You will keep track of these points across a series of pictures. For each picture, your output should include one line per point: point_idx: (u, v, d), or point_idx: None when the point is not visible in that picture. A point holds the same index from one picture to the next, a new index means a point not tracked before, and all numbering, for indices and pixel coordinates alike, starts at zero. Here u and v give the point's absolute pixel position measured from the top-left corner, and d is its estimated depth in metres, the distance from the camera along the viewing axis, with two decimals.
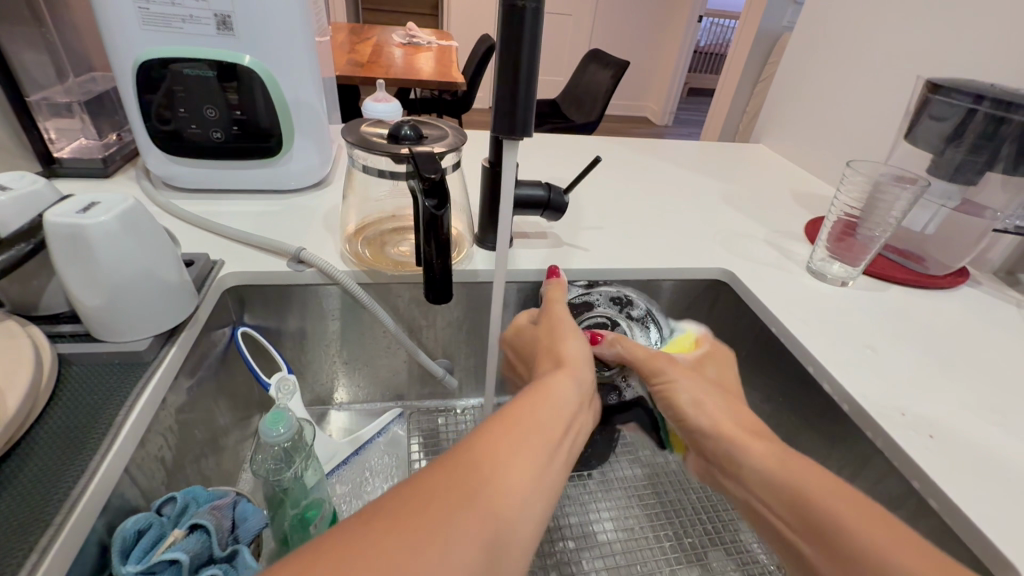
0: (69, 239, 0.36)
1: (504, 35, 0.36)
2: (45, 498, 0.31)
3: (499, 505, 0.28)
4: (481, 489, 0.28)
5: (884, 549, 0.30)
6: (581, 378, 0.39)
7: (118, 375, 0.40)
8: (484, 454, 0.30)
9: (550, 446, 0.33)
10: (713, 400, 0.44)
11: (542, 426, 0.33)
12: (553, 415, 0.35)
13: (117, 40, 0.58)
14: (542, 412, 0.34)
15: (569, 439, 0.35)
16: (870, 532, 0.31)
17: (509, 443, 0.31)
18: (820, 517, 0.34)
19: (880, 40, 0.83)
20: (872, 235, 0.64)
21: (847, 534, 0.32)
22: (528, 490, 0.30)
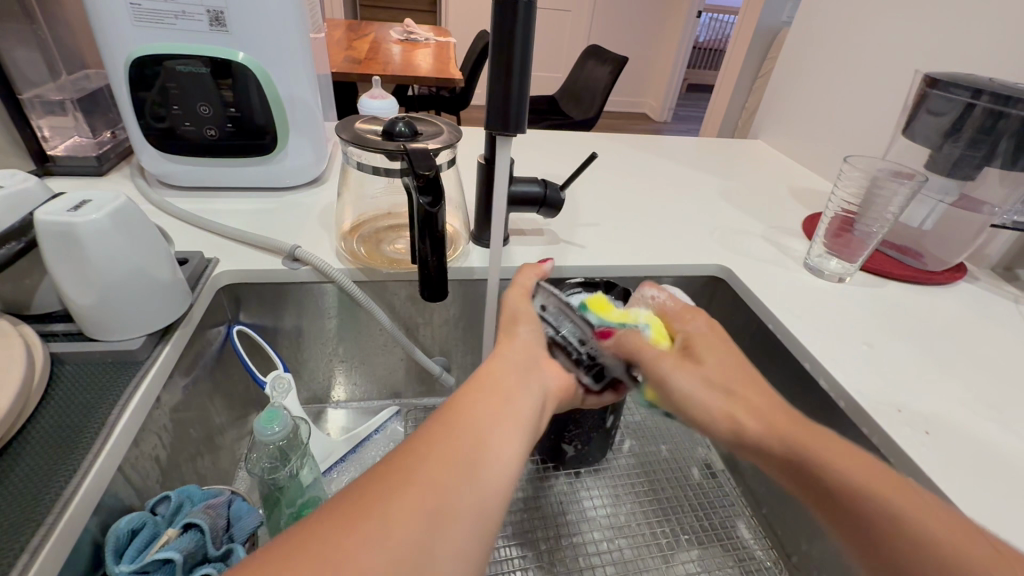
0: (60, 237, 0.36)
1: (497, 29, 0.35)
2: (36, 498, 0.31)
3: (443, 475, 0.29)
4: (419, 465, 0.29)
5: (841, 462, 0.33)
6: (524, 357, 0.40)
7: (111, 374, 0.40)
8: (425, 434, 0.31)
9: (495, 417, 0.34)
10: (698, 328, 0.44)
11: (482, 402, 0.34)
12: (495, 390, 0.36)
13: (110, 37, 0.57)
14: (484, 390, 0.35)
15: (521, 408, 0.36)
16: (830, 453, 0.34)
17: (450, 421, 0.32)
18: (780, 445, 0.36)
19: (878, 34, 0.82)
20: (869, 231, 0.63)
21: (811, 457, 0.34)
22: (478, 462, 0.31)
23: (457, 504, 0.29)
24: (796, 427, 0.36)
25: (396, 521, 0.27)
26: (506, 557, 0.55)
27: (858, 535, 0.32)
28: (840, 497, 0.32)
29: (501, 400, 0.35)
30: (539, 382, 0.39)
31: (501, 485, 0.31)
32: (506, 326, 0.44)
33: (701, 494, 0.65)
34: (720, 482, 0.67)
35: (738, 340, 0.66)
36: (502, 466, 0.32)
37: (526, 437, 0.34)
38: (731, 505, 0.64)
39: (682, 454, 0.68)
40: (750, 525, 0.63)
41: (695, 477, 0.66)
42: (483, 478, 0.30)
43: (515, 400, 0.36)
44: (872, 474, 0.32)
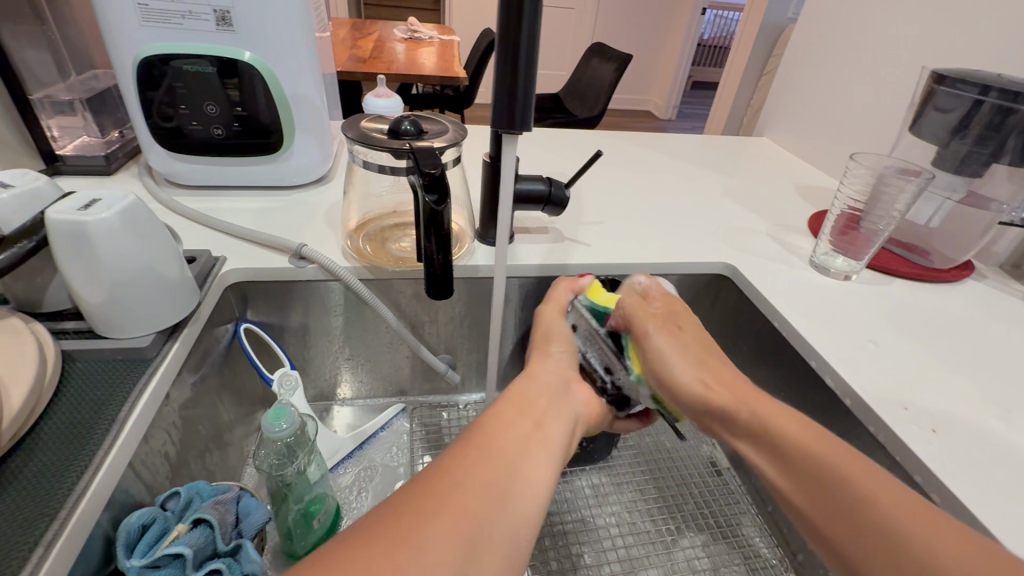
0: (70, 235, 0.36)
1: (503, 28, 0.36)
2: (49, 493, 0.32)
3: (490, 482, 0.31)
4: (469, 470, 0.31)
5: (809, 441, 0.35)
6: (554, 384, 0.42)
7: (121, 371, 0.41)
8: (470, 444, 0.33)
9: (530, 433, 0.36)
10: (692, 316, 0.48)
11: (519, 421, 0.36)
12: (528, 411, 0.38)
13: (118, 37, 0.58)
14: (523, 410, 0.37)
15: (552, 430, 0.38)
16: (802, 435, 0.36)
17: (491, 435, 0.34)
18: (753, 425, 0.38)
19: (884, 30, 0.82)
20: (876, 228, 0.63)
21: (783, 437, 0.36)
22: (520, 472, 0.32)
23: (503, 506, 0.30)
24: (771, 409, 0.38)
25: (450, 519, 0.28)
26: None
27: (820, 511, 0.33)
28: (808, 474, 0.34)
29: (521, 441, 0.34)
30: (569, 408, 0.41)
31: (539, 494, 0.33)
32: (540, 346, 0.47)
33: (707, 491, 0.65)
34: (725, 478, 0.67)
35: (743, 338, 0.66)
36: (541, 480, 0.33)
37: (559, 458, 0.36)
38: (736, 502, 0.64)
39: (688, 451, 0.68)
40: (756, 523, 0.63)
41: (701, 475, 0.66)
42: (523, 486, 0.32)
43: (547, 421, 0.38)
44: (837, 455, 0.34)
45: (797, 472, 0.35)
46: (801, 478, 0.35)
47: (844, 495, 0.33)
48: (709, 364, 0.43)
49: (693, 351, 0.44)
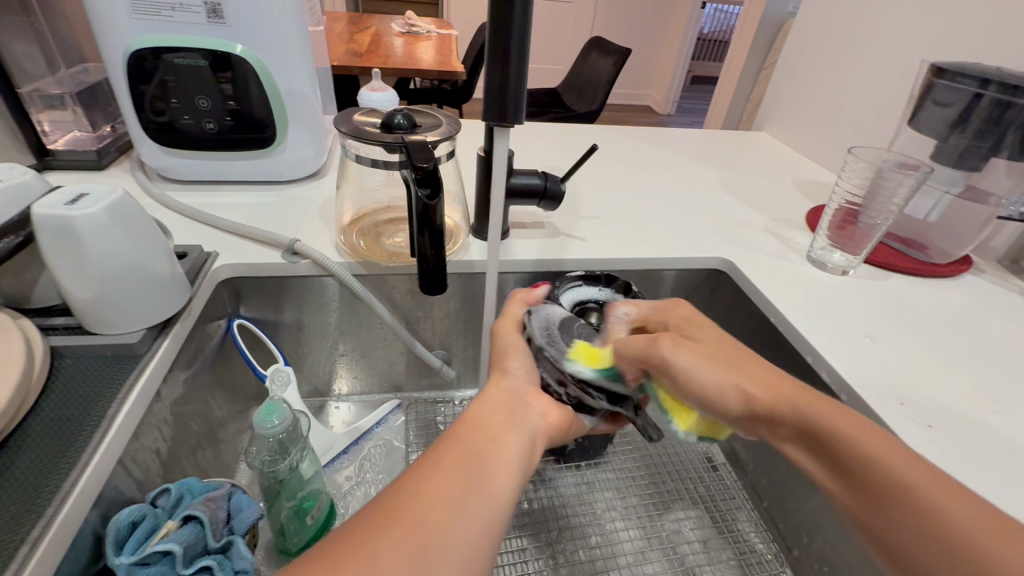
0: (57, 230, 0.36)
1: (493, 18, 0.35)
2: (35, 491, 0.31)
3: (430, 514, 0.29)
4: (407, 504, 0.30)
5: (868, 444, 0.34)
6: (511, 400, 0.40)
7: (111, 368, 0.40)
8: (407, 474, 0.32)
9: (480, 457, 0.34)
10: (686, 316, 0.46)
11: (468, 444, 0.34)
12: (479, 433, 0.36)
13: (108, 30, 0.57)
14: (471, 435, 0.35)
15: (508, 449, 0.35)
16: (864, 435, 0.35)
17: (435, 462, 0.32)
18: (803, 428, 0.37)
19: (884, 23, 0.81)
20: (874, 223, 0.62)
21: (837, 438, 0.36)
22: (464, 501, 0.31)
23: (442, 537, 0.29)
24: (824, 407, 0.37)
25: (387, 561, 0.27)
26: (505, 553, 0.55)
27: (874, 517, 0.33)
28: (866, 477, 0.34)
29: (475, 459, 0.33)
30: (526, 421, 0.39)
31: (486, 521, 0.31)
32: (497, 364, 0.44)
33: (703, 487, 0.64)
34: (721, 474, 0.67)
35: (740, 333, 0.66)
36: (488, 504, 0.31)
37: (515, 478, 0.34)
38: (733, 498, 0.64)
39: (683, 447, 0.68)
40: (752, 518, 0.62)
41: (696, 470, 0.66)
42: (469, 514, 0.30)
43: (499, 439, 0.35)
44: (900, 459, 0.33)
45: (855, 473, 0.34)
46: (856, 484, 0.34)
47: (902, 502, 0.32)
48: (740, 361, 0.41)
49: (712, 354, 0.41)
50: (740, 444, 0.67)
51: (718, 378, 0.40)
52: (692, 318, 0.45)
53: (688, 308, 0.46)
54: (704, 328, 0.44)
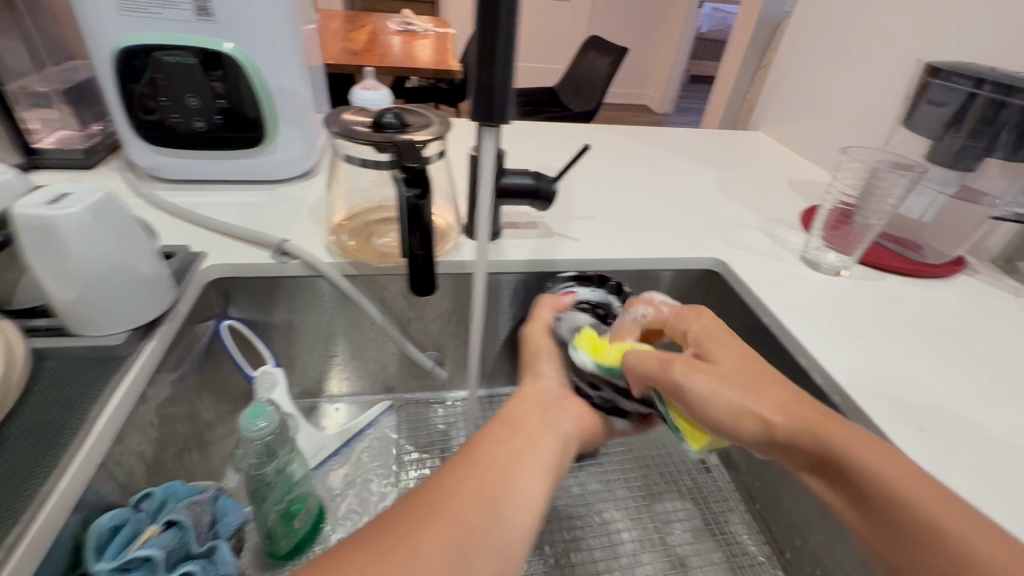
0: (39, 230, 0.35)
1: (480, 17, 0.34)
2: (13, 496, 0.31)
3: (476, 512, 0.30)
4: (452, 502, 0.30)
5: (877, 464, 0.33)
6: (543, 404, 0.42)
7: (93, 370, 0.40)
8: (452, 471, 0.32)
9: (518, 453, 0.35)
10: (705, 328, 0.44)
11: (507, 442, 0.36)
12: (518, 431, 0.37)
13: (96, 26, 0.56)
14: (513, 438, 0.36)
15: (544, 452, 0.37)
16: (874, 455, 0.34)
17: (476, 454, 0.34)
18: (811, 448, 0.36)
19: (879, 23, 0.81)
20: (868, 223, 0.62)
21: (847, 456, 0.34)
22: (507, 502, 0.32)
23: (485, 535, 0.30)
24: (835, 426, 0.36)
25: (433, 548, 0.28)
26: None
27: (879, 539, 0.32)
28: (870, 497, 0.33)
29: (519, 448, 0.35)
30: (559, 427, 0.40)
31: (525, 524, 0.32)
32: (530, 367, 0.47)
33: (697, 489, 0.64)
34: (714, 476, 0.66)
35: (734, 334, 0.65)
36: (529, 505, 0.32)
37: (550, 478, 0.35)
38: (726, 500, 0.64)
39: (678, 448, 0.68)
40: (745, 520, 0.62)
41: (690, 472, 0.66)
42: (511, 515, 0.31)
43: (537, 442, 0.37)
44: (910, 483, 0.32)
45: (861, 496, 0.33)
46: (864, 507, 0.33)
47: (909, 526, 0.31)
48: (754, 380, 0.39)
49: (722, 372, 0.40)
50: (733, 446, 0.67)
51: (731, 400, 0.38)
52: (710, 332, 0.44)
53: (708, 321, 0.45)
54: (721, 346, 0.42)
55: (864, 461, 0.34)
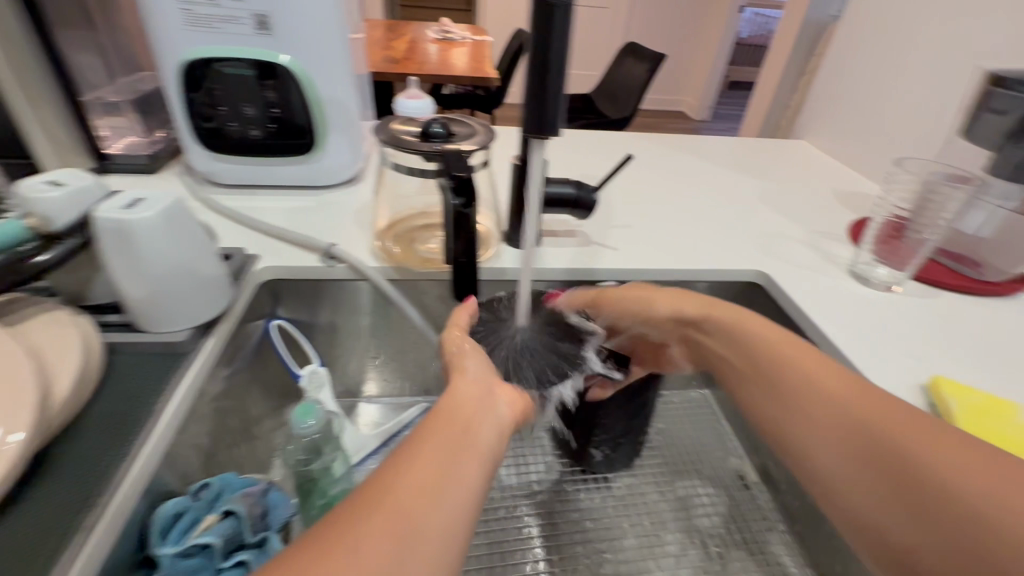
0: (116, 233, 0.38)
1: (536, 34, 0.36)
2: (91, 481, 0.33)
3: (400, 507, 0.28)
4: (388, 499, 0.28)
5: (930, 464, 0.34)
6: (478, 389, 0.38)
7: (160, 364, 0.42)
8: (387, 472, 0.30)
9: (454, 450, 0.32)
10: (725, 318, 0.49)
11: (442, 439, 0.33)
12: (451, 425, 0.34)
13: (164, 41, 0.60)
14: (440, 426, 0.34)
15: (482, 441, 0.34)
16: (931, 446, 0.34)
17: (408, 458, 0.31)
18: (838, 483, 0.38)
19: (935, 29, 0.78)
20: (921, 238, 0.60)
21: (896, 458, 0.35)
22: (437, 491, 0.30)
23: (420, 534, 0.28)
24: (884, 420, 0.37)
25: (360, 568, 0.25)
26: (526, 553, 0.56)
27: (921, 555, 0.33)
28: (920, 508, 0.33)
29: (451, 444, 0.33)
30: (496, 410, 0.37)
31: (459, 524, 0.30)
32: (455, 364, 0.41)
33: (734, 506, 0.63)
34: (753, 493, 0.65)
35: None
36: (460, 491, 0.31)
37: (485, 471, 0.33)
38: (765, 519, 0.62)
39: (715, 463, 0.67)
40: (785, 540, 0.60)
41: (728, 489, 0.65)
42: (444, 503, 0.30)
43: (470, 430, 0.34)
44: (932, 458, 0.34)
45: (930, 523, 0.32)
46: (907, 547, 0.34)
47: (978, 544, 0.30)
48: (853, 382, 0.41)
49: (786, 398, 0.43)
50: (773, 464, 0.65)
51: (817, 416, 0.41)
52: (731, 319, 0.49)
53: (724, 307, 0.50)
54: (754, 326, 0.48)
55: (877, 441, 0.37)
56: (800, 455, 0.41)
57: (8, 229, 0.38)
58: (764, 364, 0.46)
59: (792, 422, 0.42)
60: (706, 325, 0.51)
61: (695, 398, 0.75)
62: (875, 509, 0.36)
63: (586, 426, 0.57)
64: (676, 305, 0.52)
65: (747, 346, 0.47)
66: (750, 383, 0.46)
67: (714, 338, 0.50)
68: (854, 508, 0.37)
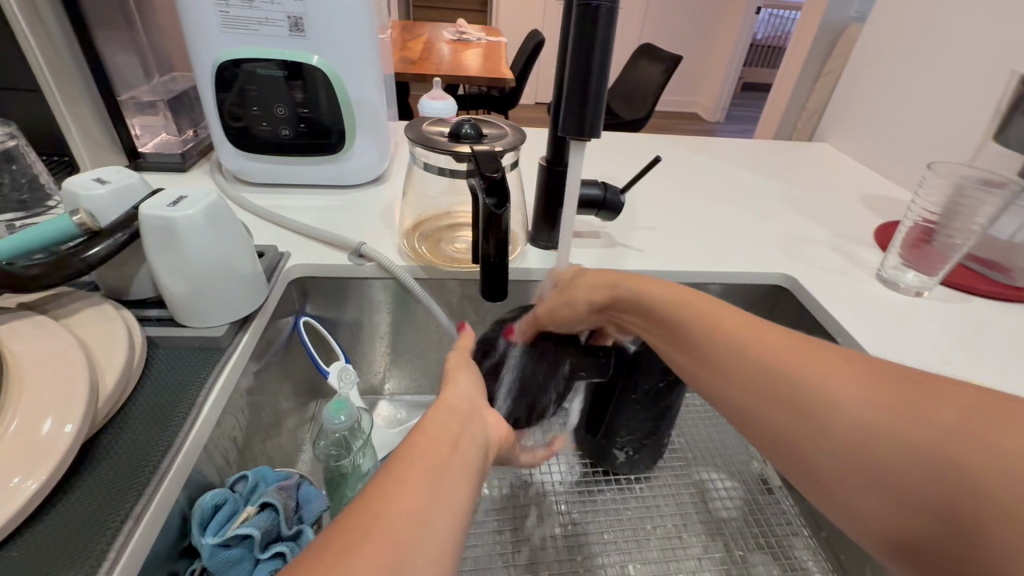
0: (161, 230, 0.39)
1: (579, 34, 0.38)
2: (136, 471, 0.34)
3: (389, 532, 0.25)
4: (375, 526, 0.25)
5: (867, 413, 0.32)
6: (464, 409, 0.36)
7: (198, 357, 0.43)
8: (373, 490, 0.27)
9: (443, 466, 0.30)
10: (632, 291, 0.47)
11: (430, 455, 0.31)
12: (438, 442, 0.32)
13: (200, 42, 0.61)
14: (425, 448, 0.31)
15: (469, 462, 0.32)
16: (864, 390, 0.32)
17: (398, 475, 0.28)
18: (790, 442, 0.35)
19: (966, 32, 0.77)
20: (952, 243, 0.59)
21: (833, 407, 0.33)
22: (429, 515, 0.27)
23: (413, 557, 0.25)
24: (811, 368, 0.35)
25: None
26: (546, 555, 0.56)
27: (875, 499, 0.31)
28: (876, 453, 0.31)
29: (439, 460, 0.30)
30: (482, 434, 0.35)
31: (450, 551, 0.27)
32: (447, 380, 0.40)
33: (757, 510, 0.63)
34: (777, 498, 0.65)
35: None
36: (451, 514, 0.28)
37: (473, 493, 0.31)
38: (788, 523, 0.62)
39: (738, 466, 0.67)
40: (809, 545, 0.60)
41: (751, 493, 0.64)
42: (437, 525, 0.27)
43: (458, 454, 0.32)
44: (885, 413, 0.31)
45: (905, 485, 0.30)
46: (886, 513, 0.31)
47: (945, 476, 0.28)
48: (773, 335, 0.38)
49: (711, 359, 0.40)
50: None
51: (745, 375, 0.37)
52: (639, 289, 0.47)
53: (629, 281, 0.47)
54: (656, 288, 0.46)
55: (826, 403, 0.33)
56: (741, 415, 0.38)
57: (61, 225, 0.40)
58: (673, 326, 0.43)
59: (719, 382, 0.39)
60: (618, 302, 0.48)
61: None
62: (829, 458, 0.33)
63: (607, 425, 0.58)
64: (592, 289, 0.49)
65: (651, 314, 0.45)
66: (667, 344, 0.44)
67: (632, 314, 0.48)
68: (807, 461, 0.34)
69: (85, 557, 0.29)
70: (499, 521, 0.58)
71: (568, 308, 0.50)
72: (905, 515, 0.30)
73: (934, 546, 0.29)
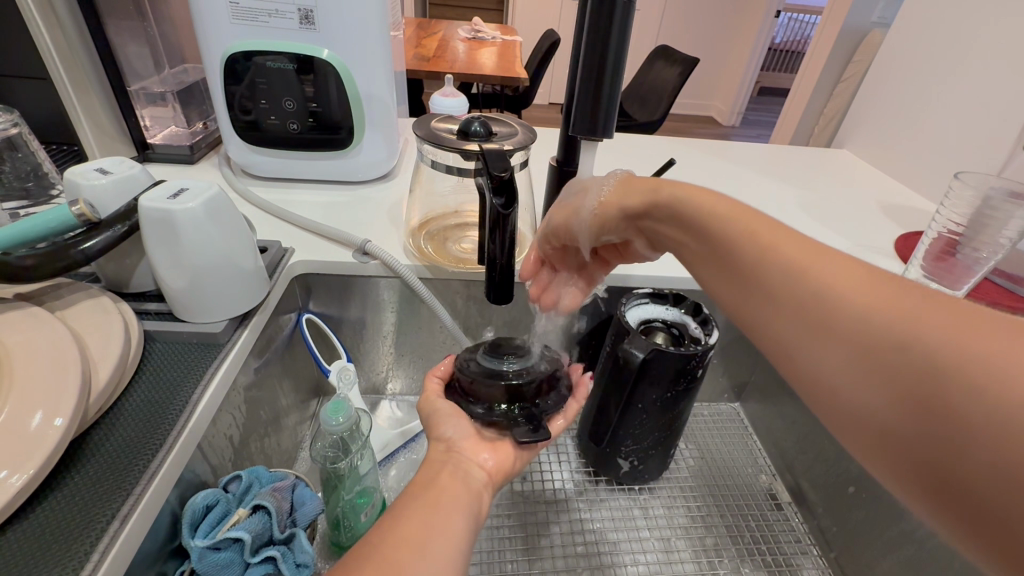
0: (162, 225, 0.38)
1: (593, 25, 0.37)
2: (126, 469, 0.33)
3: (389, 558, 0.28)
4: (376, 558, 0.28)
5: (900, 323, 0.25)
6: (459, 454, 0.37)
7: (196, 355, 0.42)
8: (381, 526, 0.30)
9: (437, 502, 0.33)
10: (676, 196, 0.39)
11: (427, 495, 0.33)
12: (434, 484, 0.34)
13: (210, 35, 0.61)
14: (416, 491, 0.33)
15: (462, 492, 0.34)
16: (933, 320, 0.24)
17: (395, 514, 0.31)
18: (817, 373, 0.28)
19: (996, 38, 0.74)
20: (977, 256, 0.57)
21: (890, 340, 0.25)
22: (424, 541, 0.30)
23: None
24: (862, 281, 0.28)
25: None
26: (545, 556, 0.55)
27: (899, 434, 0.24)
28: (916, 387, 0.24)
29: (429, 497, 0.33)
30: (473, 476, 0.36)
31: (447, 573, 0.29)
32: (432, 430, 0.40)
33: (765, 525, 0.61)
34: (785, 514, 0.62)
35: None
36: (450, 541, 0.30)
37: (471, 525, 0.33)
38: (798, 543, 0.60)
39: (744, 480, 0.65)
40: (821, 568, 0.57)
41: (760, 509, 0.62)
42: (431, 555, 0.29)
43: (450, 489, 0.34)
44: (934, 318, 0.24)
45: (923, 408, 0.23)
46: (898, 445, 0.24)
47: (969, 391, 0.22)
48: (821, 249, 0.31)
49: (751, 287, 0.33)
50: (808, 484, 0.62)
51: (788, 300, 0.30)
52: (683, 194, 0.39)
53: (673, 183, 0.40)
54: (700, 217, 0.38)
55: (856, 314, 0.27)
56: (771, 346, 0.31)
57: (59, 215, 0.39)
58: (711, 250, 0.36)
59: (754, 312, 0.32)
60: (655, 212, 0.41)
61: (725, 412, 0.74)
62: (866, 398, 0.26)
63: (610, 433, 0.57)
64: (625, 201, 0.43)
65: (694, 228, 0.38)
66: (703, 264, 0.37)
67: (668, 225, 0.40)
68: (817, 379, 0.28)
69: (67, 554, 0.28)
70: (499, 517, 0.57)
71: (598, 222, 0.45)
72: (950, 472, 0.22)
73: (988, 509, 0.21)
